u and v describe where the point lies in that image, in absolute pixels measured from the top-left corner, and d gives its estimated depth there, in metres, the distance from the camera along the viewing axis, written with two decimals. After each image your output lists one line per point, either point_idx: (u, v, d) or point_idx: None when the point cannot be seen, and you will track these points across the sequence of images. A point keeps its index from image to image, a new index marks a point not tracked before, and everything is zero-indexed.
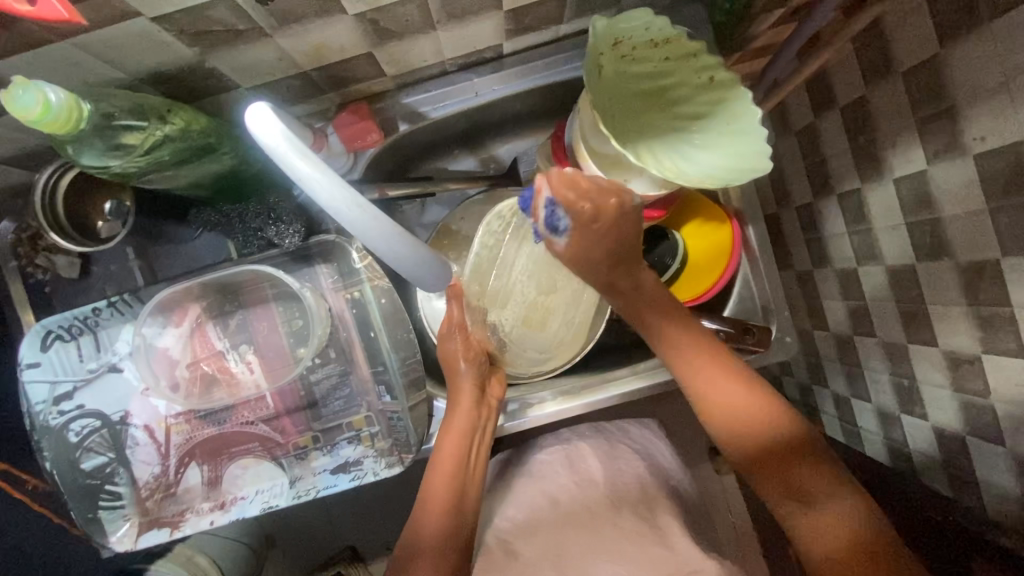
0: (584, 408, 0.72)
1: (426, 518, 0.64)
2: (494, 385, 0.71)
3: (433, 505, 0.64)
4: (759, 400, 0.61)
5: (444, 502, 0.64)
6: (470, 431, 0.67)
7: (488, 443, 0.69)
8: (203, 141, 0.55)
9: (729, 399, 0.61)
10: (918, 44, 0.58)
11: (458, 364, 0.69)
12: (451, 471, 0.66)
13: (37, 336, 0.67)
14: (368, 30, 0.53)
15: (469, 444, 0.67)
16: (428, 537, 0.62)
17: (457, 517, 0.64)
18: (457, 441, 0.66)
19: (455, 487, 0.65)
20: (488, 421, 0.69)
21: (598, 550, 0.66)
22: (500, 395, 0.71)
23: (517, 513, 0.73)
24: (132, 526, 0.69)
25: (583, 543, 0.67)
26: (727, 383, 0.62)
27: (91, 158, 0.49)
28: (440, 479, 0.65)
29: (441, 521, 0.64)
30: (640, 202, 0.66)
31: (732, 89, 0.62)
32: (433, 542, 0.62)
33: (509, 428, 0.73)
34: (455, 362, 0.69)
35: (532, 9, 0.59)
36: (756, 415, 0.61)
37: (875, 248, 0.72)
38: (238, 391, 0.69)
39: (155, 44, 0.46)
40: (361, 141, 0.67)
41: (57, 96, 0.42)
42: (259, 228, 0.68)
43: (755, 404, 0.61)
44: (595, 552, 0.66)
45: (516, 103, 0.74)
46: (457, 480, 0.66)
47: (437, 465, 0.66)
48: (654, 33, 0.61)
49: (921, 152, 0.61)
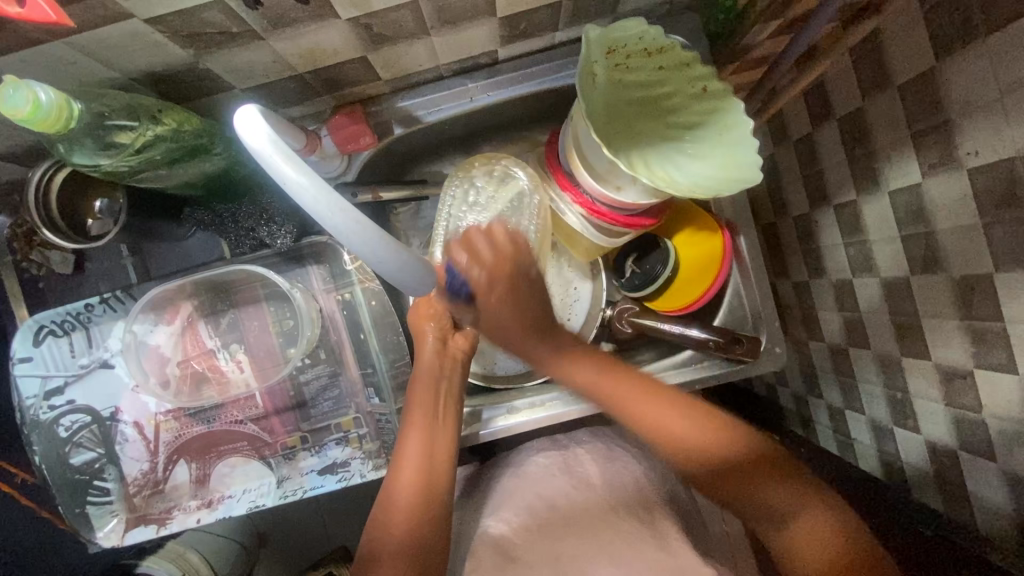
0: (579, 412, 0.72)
1: (398, 483, 0.63)
2: (458, 338, 0.70)
3: (408, 467, 0.63)
4: (703, 425, 0.62)
5: (418, 465, 0.63)
6: (433, 379, 0.67)
7: (456, 398, 0.68)
8: (195, 141, 0.55)
9: (661, 426, 0.63)
10: (914, 58, 0.58)
11: (425, 324, 0.69)
12: (421, 435, 0.65)
13: (30, 330, 0.67)
14: (362, 34, 0.53)
15: (439, 400, 0.67)
16: (402, 512, 0.61)
17: (434, 481, 0.64)
18: (429, 381, 0.67)
19: (430, 449, 0.65)
20: (455, 372, 0.69)
21: (596, 554, 0.65)
22: (466, 348, 0.70)
23: (511, 516, 0.73)
24: (119, 522, 0.69)
25: (577, 544, 0.67)
26: (663, 412, 0.63)
27: (82, 157, 0.50)
28: (416, 442, 0.64)
29: (409, 518, 0.62)
30: (630, 209, 0.66)
31: (724, 99, 0.62)
32: (406, 512, 0.62)
33: (491, 433, 0.72)
34: (422, 323, 0.69)
35: (527, 16, 0.59)
36: (705, 439, 0.62)
37: (870, 260, 0.72)
38: (228, 389, 0.69)
39: (150, 44, 0.47)
40: (355, 144, 0.67)
41: (48, 95, 0.42)
42: (252, 228, 0.67)
43: (698, 429, 0.62)
44: (592, 556, 0.65)
45: (511, 108, 0.74)
46: (431, 440, 0.65)
47: (410, 432, 0.65)
48: (648, 43, 0.62)
49: (916, 165, 0.61)
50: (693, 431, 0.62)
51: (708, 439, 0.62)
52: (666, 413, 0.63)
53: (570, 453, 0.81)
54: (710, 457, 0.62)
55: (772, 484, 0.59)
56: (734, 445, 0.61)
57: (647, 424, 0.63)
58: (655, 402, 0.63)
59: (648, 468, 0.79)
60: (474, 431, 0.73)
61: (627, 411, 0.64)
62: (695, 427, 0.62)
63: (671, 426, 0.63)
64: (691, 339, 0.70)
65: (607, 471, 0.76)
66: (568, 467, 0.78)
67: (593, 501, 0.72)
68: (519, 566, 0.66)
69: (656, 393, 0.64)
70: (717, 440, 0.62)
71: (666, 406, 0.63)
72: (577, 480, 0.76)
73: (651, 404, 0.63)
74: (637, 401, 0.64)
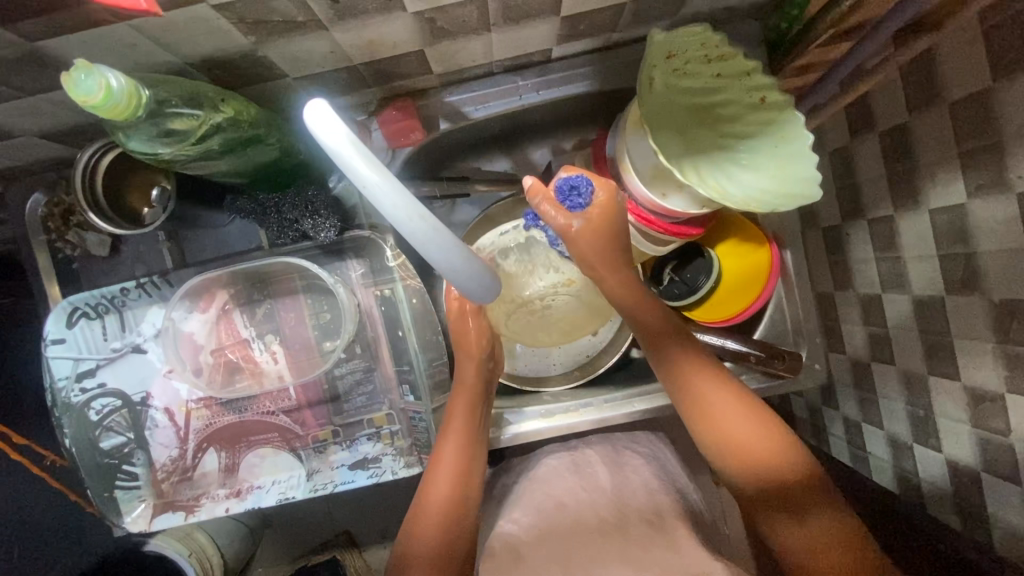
0: (590, 424, 0.71)
1: (433, 493, 0.64)
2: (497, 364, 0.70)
3: (442, 477, 0.64)
4: (762, 439, 0.61)
5: (451, 475, 0.64)
6: (473, 405, 0.67)
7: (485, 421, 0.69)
8: (252, 131, 0.54)
9: (719, 427, 0.62)
10: (969, 78, 0.56)
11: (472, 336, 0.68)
12: (462, 449, 0.65)
13: (63, 313, 0.66)
14: (424, 27, 0.52)
15: (475, 418, 0.67)
16: (429, 524, 0.63)
17: (459, 494, 0.64)
18: (468, 403, 0.67)
19: (464, 465, 0.65)
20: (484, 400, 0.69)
21: (601, 555, 0.63)
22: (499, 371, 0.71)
23: (520, 516, 0.71)
24: (147, 507, 0.69)
25: (586, 544, 0.65)
26: (734, 417, 0.61)
27: (138, 143, 0.48)
28: (451, 452, 0.65)
29: (437, 534, 0.63)
30: (678, 218, 0.65)
31: (785, 111, 0.60)
32: (434, 523, 0.63)
33: (507, 439, 0.72)
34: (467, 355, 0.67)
35: (589, 17, 0.58)
36: (756, 449, 0.61)
37: (902, 276, 0.70)
38: (262, 381, 0.68)
39: (213, 31, 0.45)
40: (403, 140, 0.66)
41: (119, 81, 0.40)
42: (296, 220, 0.64)
43: (760, 442, 0.61)
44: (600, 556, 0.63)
45: (555, 107, 0.73)
46: (466, 454, 0.66)
47: (446, 442, 0.65)
48: (709, 49, 0.60)
49: (962, 185, 0.59)
50: (755, 441, 0.61)
51: (766, 457, 0.60)
52: (737, 424, 0.61)
53: (579, 454, 0.79)
54: (756, 470, 0.60)
55: (804, 505, 0.59)
56: (787, 463, 0.60)
57: (707, 424, 0.62)
58: (730, 406, 0.62)
59: (658, 471, 0.77)
60: (495, 435, 0.72)
61: (697, 410, 0.63)
62: (750, 434, 0.61)
63: (740, 435, 0.61)
64: (730, 352, 0.70)
65: (617, 475, 0.74)
66: (579, 466, 0.76)
67: (605, 503, 0.70)
68: (529, 565, 0.64)
69: (733, 401, 0.62)
70: (771, 457, 0.60)
71: (738, 418, 0.61)
72: (586, 480, 0.74)
73: (724, 411, 0.62)
74: (708, 397, 0.62)
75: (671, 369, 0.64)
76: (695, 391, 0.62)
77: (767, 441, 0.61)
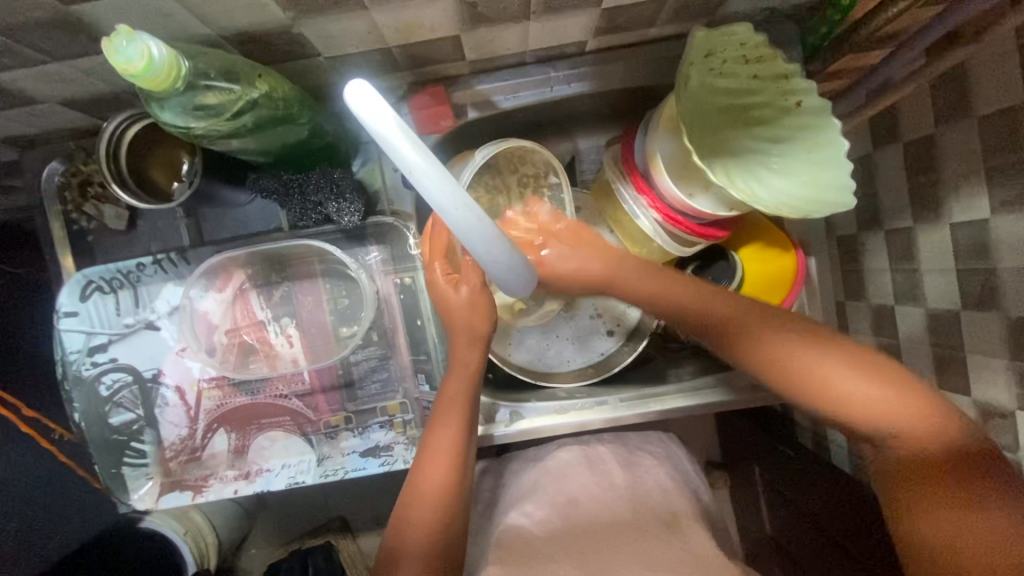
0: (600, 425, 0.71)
1: (422, 481, 0.60)
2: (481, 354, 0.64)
3: (434, 467, 0.61)
4: (891, 391, 0.54)
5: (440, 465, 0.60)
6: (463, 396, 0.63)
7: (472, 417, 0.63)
8: (285, 110, 0.54)
9: (834, 389, 0.55)
10: (1001, 93, 0.54)
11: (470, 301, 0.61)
12: (450, 437, 0.61)
13: (77, 285, 0.65)
14: (464, 11, 0.50)
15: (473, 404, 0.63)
16: (417, 520, 0.59)
17: (448, 498, 0.60)
18: (463, 382, 0.63)
19: (455, 453, 0.61)
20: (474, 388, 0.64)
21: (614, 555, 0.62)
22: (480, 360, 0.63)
23: (527, 505, 0.70)
24: (154, 485, 0.68)
25: (597, 545, 0.64)
26: (848, 380, 0.55)
27: (170, 116, 0.47)
28: (447, 444, 0.61)
29: (425, 529, 0.59)
30: (705, 219, 0.65)
31: (822, 117, 0.59)
32: (424, 516, 0.59)
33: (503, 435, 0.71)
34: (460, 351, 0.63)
35: (629, 10, 0.57)
36: (884, 407, 0.54)
37: (917, 289, 0.70)
38: (277, 363, 0.68)
39: (252, 4, 0.44)
40: (435, 125, 0.65)
41: (160, 50, 0.39)
42: (320, 202, 0.63)
43: (889, 396, 0.54)
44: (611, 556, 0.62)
45: (584, 101, 0.72)
46: (461, 446, 0.62)
47: (437, 434, 0.61)
48: (748, 49, 0.59)
49: (986, 201, 0.58)
50: (888, 400, 0.54)
51: (900, 416, 0.53)
52: (860, 381, 0.54)
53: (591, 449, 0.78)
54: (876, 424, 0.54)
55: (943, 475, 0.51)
56: (923, 422, 0.52)
57: (818, 387, 0.56)
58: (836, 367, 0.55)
59: (666, 472, 0.76)
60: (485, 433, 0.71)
61: (800, 382, 0.56)
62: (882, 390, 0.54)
63: (852, 395, 0.54)
64: None
65: (629, 474, 0.73)
66: (591, 461, 0.75)
67: (618, 503, 0.69)
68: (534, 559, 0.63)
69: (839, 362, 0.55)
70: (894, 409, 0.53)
71: (851, 370, 0.55)
72: (598, 476, 0.73)
73: (844, 375, 0.55)
74: (817, 364, 0.56)
75: (763, 344, 0.58)
76: (780, 354, 0.57)
77: (903, 398, 0.53)
